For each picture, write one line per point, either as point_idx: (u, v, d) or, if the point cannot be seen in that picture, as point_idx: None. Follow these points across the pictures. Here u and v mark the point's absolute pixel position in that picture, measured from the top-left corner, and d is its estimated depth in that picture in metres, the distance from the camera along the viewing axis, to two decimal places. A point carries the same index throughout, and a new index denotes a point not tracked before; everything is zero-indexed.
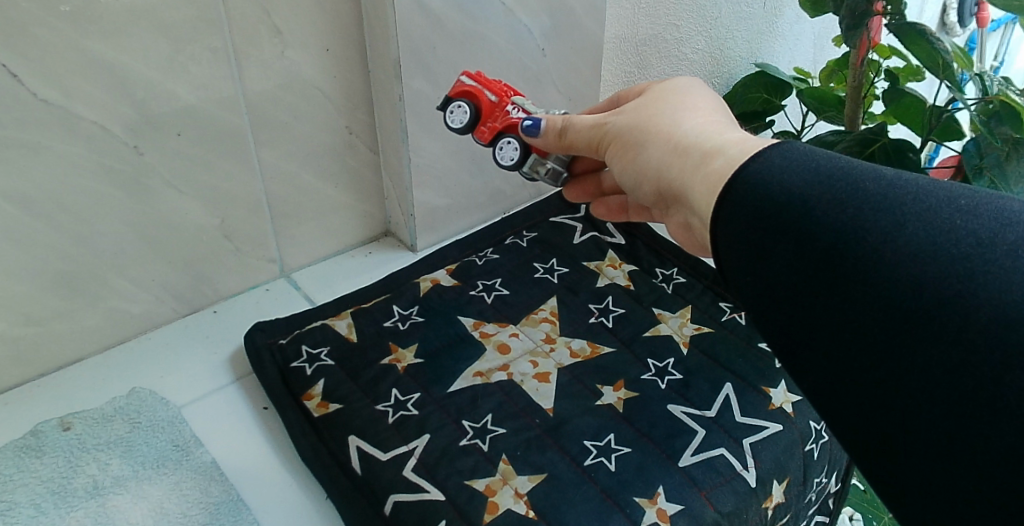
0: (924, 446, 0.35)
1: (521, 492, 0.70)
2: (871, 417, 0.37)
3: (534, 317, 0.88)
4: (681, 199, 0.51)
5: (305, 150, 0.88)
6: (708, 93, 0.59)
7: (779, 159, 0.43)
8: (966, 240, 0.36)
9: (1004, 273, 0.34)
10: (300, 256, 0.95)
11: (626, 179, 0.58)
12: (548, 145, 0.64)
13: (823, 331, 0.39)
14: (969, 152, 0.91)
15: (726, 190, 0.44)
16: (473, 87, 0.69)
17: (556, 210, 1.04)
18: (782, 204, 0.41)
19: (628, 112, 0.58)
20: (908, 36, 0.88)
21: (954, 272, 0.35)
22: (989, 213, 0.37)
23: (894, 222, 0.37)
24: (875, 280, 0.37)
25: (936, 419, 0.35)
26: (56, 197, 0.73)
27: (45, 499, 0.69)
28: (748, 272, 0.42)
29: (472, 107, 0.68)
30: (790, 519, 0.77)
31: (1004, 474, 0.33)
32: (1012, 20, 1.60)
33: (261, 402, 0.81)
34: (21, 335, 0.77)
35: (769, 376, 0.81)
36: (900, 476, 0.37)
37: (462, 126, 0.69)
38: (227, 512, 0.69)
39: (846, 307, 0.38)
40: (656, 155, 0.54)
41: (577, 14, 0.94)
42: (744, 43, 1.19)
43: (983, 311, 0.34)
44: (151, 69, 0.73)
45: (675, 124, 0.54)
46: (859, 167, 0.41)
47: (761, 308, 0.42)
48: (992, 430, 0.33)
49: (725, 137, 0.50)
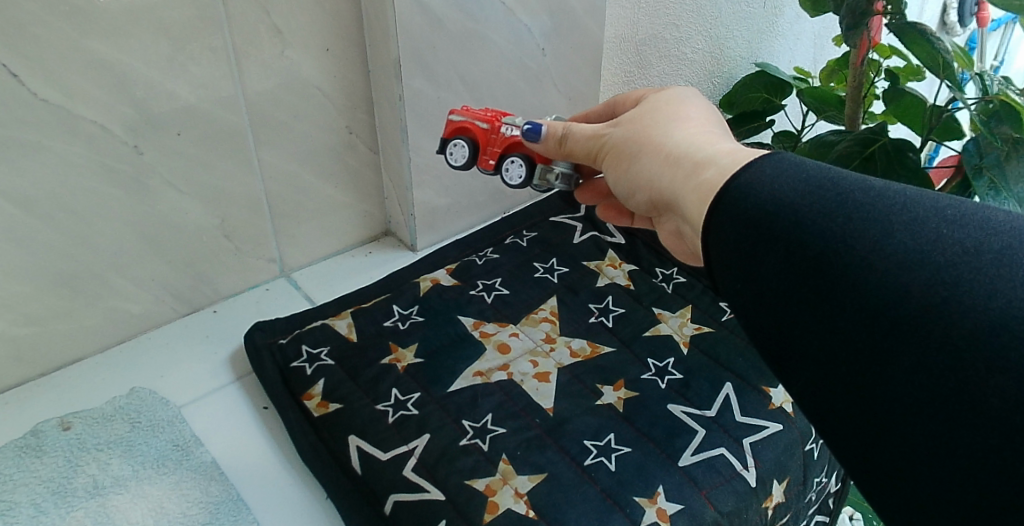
0: (912, 453, 0.35)
1: (521, 492, 0.70)
2: (860, 424, 0.37)
3: (534, 317, 0.88)
4: (673, 208, 0.51)
5: (306, 149, 0.88)
6: (703, 103, 0.59)
7: (770, 168, 0.43)
8: (953, 248, 0.36)
9: (990, 280, 0.34)
10: (300, 256, 0.95)
11: (620, 189, 0.59)
12: (549, 151, 0.64)
13: (812, 339, 0.39)
14: (969, 152, 0.91)
15: (718, 200, 0.44)
16: (463, 124, 0.70)
17: (557, 210, 1.04)
18: (771, 213, 0.41)
19: (624, 123, 0.59)
20: (909, 35, 0.88)
21: (941, 280, 0.35)
22: (976, 223, 0.37)
23: (883, 231, 0.37)
24: (862, 288, 0.37)
25: (923, 426, 0.35)
26: (57, 196, 0.73)
27: (45, 499, 0.69)
28: (739, 280, 0.42)
29: (469, 144, 0.69)
30: (790, 520, 0.77)
31: (990, 479, 0.32)
32: (1012, 19, 1.60)
33: (261, 402, 0.81)
34: (22, 335, 0.77)
35: (769, 376, 0.81)
36: (889, 483, 0.37)
37: (465, 161, 0.70)
38: (227, 512, 0.69)
39: (834, 315, 0.38)
40: (649, 166, 0.54)
41: (577, 13, 0.94)
42: (744, 42, 1.19)
43: (970, 317, 0.33)
44: (151, 68, 0.73)
45: (669, 135, 0.54)
46: (848, 177, 0.41)
47: (751, 316, 0.42)
48: (978, 436, 0.33)
49: (716, 147, 0.50)
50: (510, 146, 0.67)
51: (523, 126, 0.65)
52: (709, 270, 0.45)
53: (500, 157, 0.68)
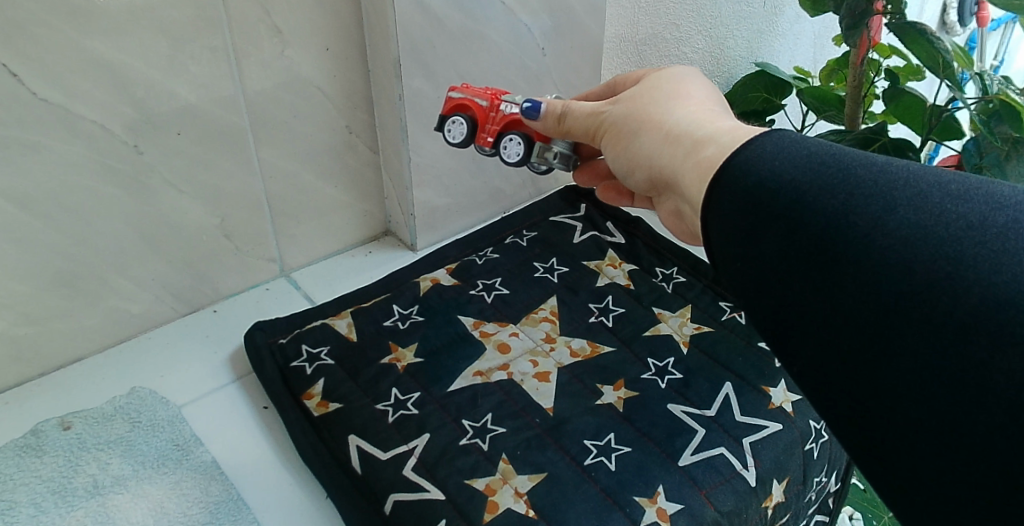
0: (915, 430, 0.35)
1: (521, 492, 0.70)
2: (861, 402, 0.37)
3: (534, 317, 0.88)
4: (673, 186, 0.51)
5: (306, 149, 0.88)
6: (703, 82, 0.59)
7: (770, 146, 0.43)
8: (956, 223, 0.36)
9: (994, 255, 0.34)
10: (300, 256, 0.95)
11: (619, 167, 0.59)
12: (547, 130, 0.65)
13: (813, 317, 0.39)
14: (969, 152, 0.92)
15: (718, 177, 0.44)
16: (462, 101, 0.70)
17: (557, 209, 1.04)
18: (772, 190, 0.41)
19: (624, 101, 0.59)
20: (909, 35, 0.88)
21: (944, 255, 0.35)
22: (980, 197, 0.37)
23: (885, 207, 0.37)
24: (865, 264, 0.37)
25: (925, 403, 0.35)
26: (56, 196, 0.73)
27: (45, 499, 0.69)
28: (739, 258, 0.42)
29: (468, 121, 0.69)
30: (790, 519, 0.77)
31: (993, 456, 0.33)
32: (1012, 19, 1.60)
33: (261, 401, 0.81)
34: (21, 335, 0.77)
35: (769, 376, 0.81)
36: (891, 462, 0.37)
37: (463, 138, 0.70)
38: (227, 511, 0.69)
39: (836, 292, 0.38)
40: (649, 143, 0.54)
41: (577, 13, 0.94)
42: (744, 42, 1.19)
43: (973, 292, 0.34)
44: (151, 68, 0.73)
45: (668, 113, 0.54)
46: (849, 153, 0.41)
47: (751, 295, 0.42)
48: (982, 413, 0.33)
49: (717, 125, 0.50)
50: (510, 123, 0.68)
51: (523, 104, 0.65)
52: (707, 250, 0.45)
53: (500, 134, 0.68)
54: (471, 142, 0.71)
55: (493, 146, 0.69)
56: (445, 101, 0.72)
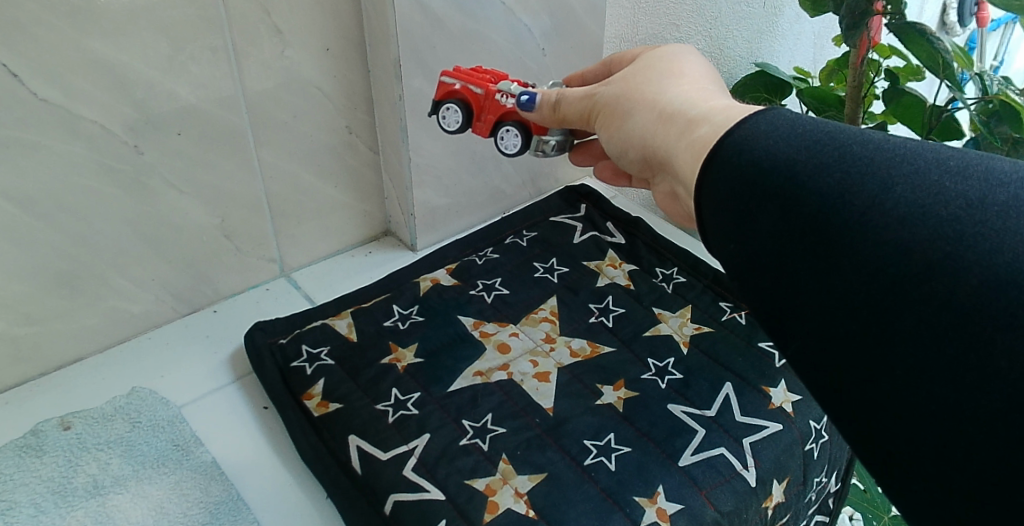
0: (914, 413, 0.35)
1: (521, 492, 0.70)
2: (857, 384, 0.37)
3: (534, 317, 0.88)
4: (667, 166, 0.51)
5: (306, 149, 0.88)
6: (699, 60, 0.59)
7: (763, 125, 0.43)
8: (955, 201, 0.35)
9: (995, 235, 0.34)
10: (300, 256, 0.95)
11: (611, 148, 0.59)
12: (544, 120, 0.65)
13: (809, 297, 0.39)
14: (969, 152, 0.91)
15: (711, 158, 0.44)
16: (455, 87, 0.70)
17: (557, 209, 1.04)
18: (766, 172, 0.41)
19: (617, 80, 0.59)
20: (909, 36, 0.88)
21: (943, 234, 0.35)
22: (979, 174, 0.36)
23: (882, 185, 0.37)
24: (862, 246, 0.37)
25: (924, 385, 0.35)
26: (56, 196, 0.73)
27: (45, 499, 0.69)
28: (734, 238, 0.42)
29: (462, 108, 0.69)
30: (790, 520, 0.77)
31: (993, 443, 0.33)
32: (1012, 19, 1.60)
33: (260, 402, 0.81)
34: (21, 335, 0.77)
35: (770, 376, 0.81)
36: (889, 444, 0.37)
37: (458, 125, 0.70)
38: (227, 511, 0.69)
39: (832, 273, 0.38)
40: (642, 122, 0.54)
41: (576, 13, 0.94)
42: (744, 42, 1.19)
43: (974, 273, 0.33)
44: (151, 68, 0.73)
45: (662, 93, 0.54)
46: (843, 131, 0.41)
47: (747, 276, 0.42)
48: (983, 396, 0.33)
49: (710, 104, 0.50)
50: (504, 114, 0.68)
51: (520, 95, 0.66)
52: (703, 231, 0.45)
53: (496, 124, 0.68)
54: (467, 128, 0.71)
55: (490, 134, 0.69)
56: (437, 84, 0.72)
